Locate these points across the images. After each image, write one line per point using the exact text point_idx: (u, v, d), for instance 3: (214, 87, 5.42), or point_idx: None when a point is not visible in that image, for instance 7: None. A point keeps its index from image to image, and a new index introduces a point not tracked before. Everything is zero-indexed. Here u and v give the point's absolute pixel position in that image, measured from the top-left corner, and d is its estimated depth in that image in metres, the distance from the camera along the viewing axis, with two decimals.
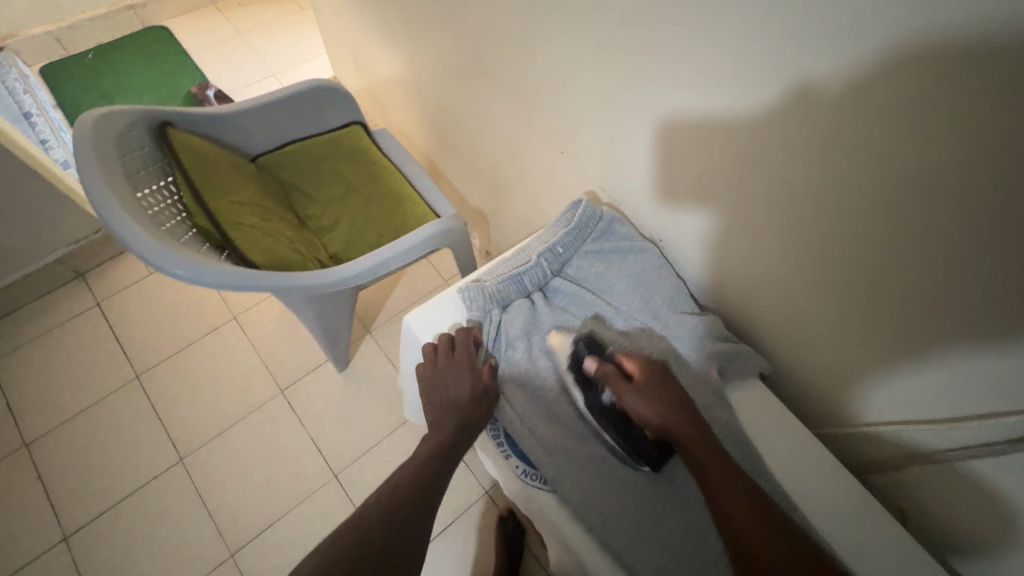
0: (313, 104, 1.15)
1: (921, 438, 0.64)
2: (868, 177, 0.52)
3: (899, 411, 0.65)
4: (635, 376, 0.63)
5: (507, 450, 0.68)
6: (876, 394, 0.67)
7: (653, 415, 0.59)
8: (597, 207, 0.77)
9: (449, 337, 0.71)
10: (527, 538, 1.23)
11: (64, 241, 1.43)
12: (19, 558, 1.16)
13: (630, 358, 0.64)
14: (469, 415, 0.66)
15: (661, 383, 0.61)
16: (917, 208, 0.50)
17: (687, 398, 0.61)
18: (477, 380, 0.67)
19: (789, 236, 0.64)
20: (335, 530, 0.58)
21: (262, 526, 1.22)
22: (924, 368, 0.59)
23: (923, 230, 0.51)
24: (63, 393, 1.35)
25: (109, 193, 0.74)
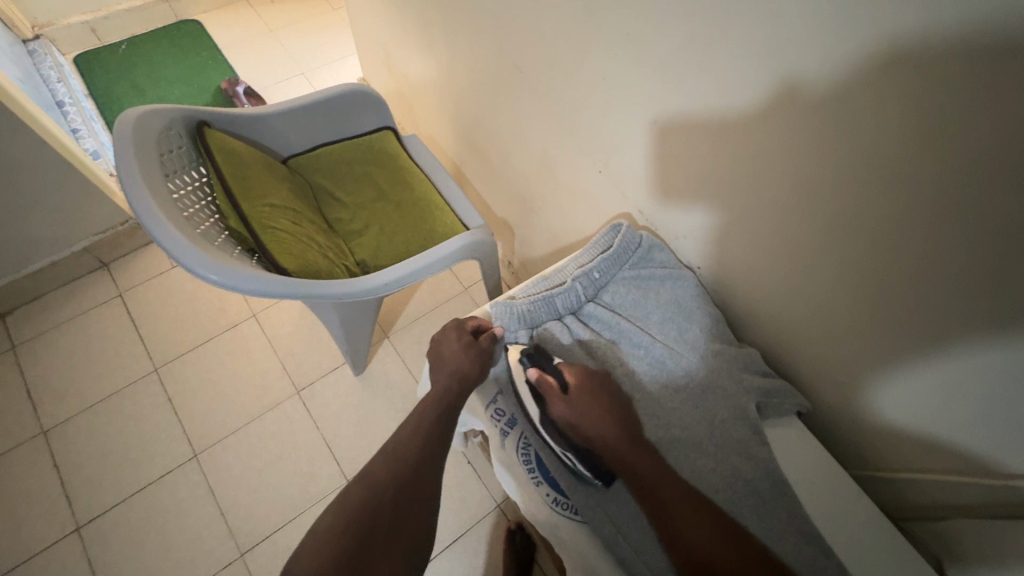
0: (346, 108, 1.15)
1: (969, 490, 0.61)
2: (929, 222, 0.50)
3: (952, 459, 0.63)
4: (569, 389, 0.62)
5: (538, 477, 0.66)
6: (923, 439, 0.65)
7: (593, 429, 0.60)
8: (637, 233, 0.75)
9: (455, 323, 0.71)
10: (537, 553, 1.22)
11: (93, 231, 1.44)
12: (32, 545, 1.17)
13: (569, 368, 0.64)
14: (465, 372, 0.67)
15: (594, 389, 0.62)
16: (982, 256, 0.48)
17: (625, 410, 0.62)
18: (467, 339, 0.69)
19: (840, 272, 0.62)
20: (343, 495, 0.55)
21: (273, 526, 1.22)
22: (982, 420, 0.57)
23: (991, 276, 0.48)
24: (83, 382, 1.35)
25: (146, 192, 0.74)
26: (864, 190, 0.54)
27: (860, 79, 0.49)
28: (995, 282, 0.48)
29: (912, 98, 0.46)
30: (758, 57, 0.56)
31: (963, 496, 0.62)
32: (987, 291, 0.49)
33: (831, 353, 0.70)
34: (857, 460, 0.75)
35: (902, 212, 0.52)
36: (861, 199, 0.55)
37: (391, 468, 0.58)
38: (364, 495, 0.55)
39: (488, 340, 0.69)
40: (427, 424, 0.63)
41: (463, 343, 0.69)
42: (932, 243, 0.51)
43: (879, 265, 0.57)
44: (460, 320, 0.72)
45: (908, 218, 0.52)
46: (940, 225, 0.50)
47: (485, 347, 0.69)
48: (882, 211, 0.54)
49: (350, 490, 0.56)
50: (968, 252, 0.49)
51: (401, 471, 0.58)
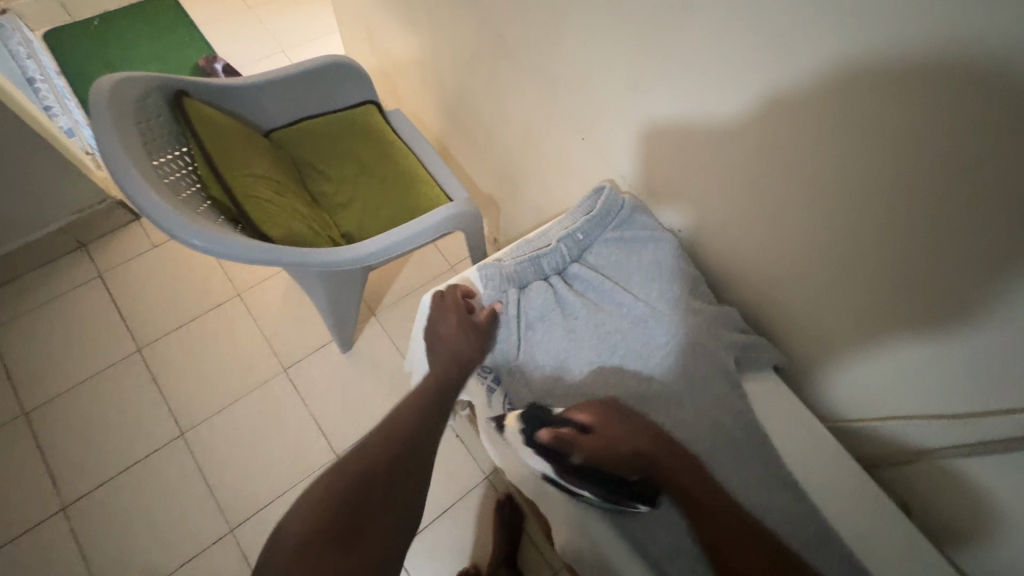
0: (327, 82, 1.13)
1: (944, 432, 0.63)
2: (891, 174, 0.52)
3: (915, 407, 0.65)
4: (589, 427, 0.58)
5: None
6: (886, 390, 0.67)
7: (626, 452, 0.57)
8: (619, 195, 0.74)
9: (453, 299, 0.69)
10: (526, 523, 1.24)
11: (68, 211, 1.41)
12: (17, 526, 1.16)
13: (584, 409, 0.60)
14: (466, 355, 0.66)
15: (617, 423, 0.59)
16: (943, 209, 0.50)
17: (651, 429, 0.59)
18: (466, 319, 0.68)
19: (811, 229, 0.63)
20: (339, 460, 0.55)
21: (263, 502, 1.23)
22: (953, 364, 0.58)
23: (948, 227, 0.50)
24: (63, 364, 1.33)
25: (124, 157, 0.73)
26: (835, 148, 0.55)
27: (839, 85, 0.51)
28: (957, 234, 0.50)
29: (877, 52, 0.47)
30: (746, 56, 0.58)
31: (939, 438, 0.64)
32: (949, 243, 0.51)
33: (808, 309, 0.71)
34: (830, 413, 0.78)
35: (871, 168, 0.53)
36: (831, 158, 0.56)
37: (387, 442, 0.57)
38: (359, 464, 0.55)
39: (488, 318, 0.68)
40: (424, 403, 0.63)
41: (463, 323, 0.67)
42: (897, 198, 0.52)
43: (849, 223, 0.59)
44: (455, 295, 0.70)
45: (875, 174, 0.53)
46: (905, 181, 0.51)
47: (484, 327, 0.68)
48: (853, 168, 0.55)
49: (345, 462, 0.55)
50: (932, 205, 0.50)
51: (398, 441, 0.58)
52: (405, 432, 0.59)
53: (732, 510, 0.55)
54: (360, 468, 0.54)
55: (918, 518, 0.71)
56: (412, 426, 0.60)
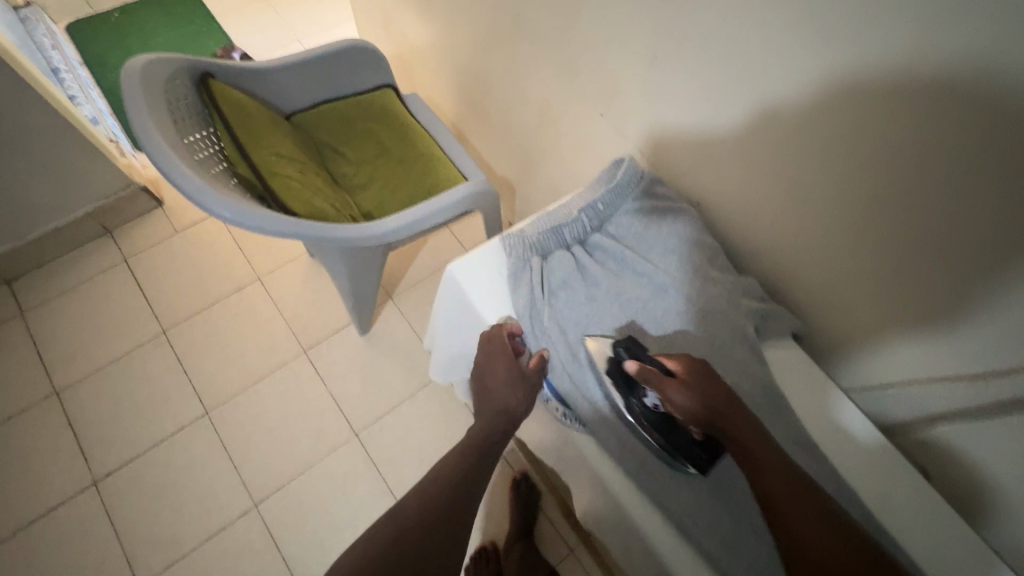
0: (347, 65, 1.15)
1: (973, 394, 0.62)
2: (915, 134, 0.53)
3: (930, 368, 0.65)
4: (677, 374, 0.58)
5: (547, 395, 0.70)
6: (904, 351, 0.68)
7: (699, 412, 0.56)
8: (639, 167, 0.75)
9: (502, 342, 0.67)
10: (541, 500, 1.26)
11: (95, 197, 1.44)
12: (51, 500, 1.21)
13: (673, 357, 0.59)
14: (512, 408, 0.66)
15: (705, 379, 0.57)
16: (972, 162, 0.50)
17: (734, 396, 0.57)
18: (515, 369, 0.66)
19: (833, 194, 0.64)
20: (375, 525, 0.60)
21: (286, 478, 1.26)
22: (986, 317, 0.57)
23: (971, 186, 0.51)
24: (92, 345, 1.37)
25: (157, 133, 0.76)
26: (862, 107, 0.56)
27: (829, 98, 0.58)
28: (985, 189, 0.50)
29: (904, 10, 0.48)
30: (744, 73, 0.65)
31: (969, 401, 0.62)
32: (976, 198, 0.51)
33: (829, 277, 0.72)
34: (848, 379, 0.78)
35: (896, 124, 0.54)
36: (858, 117, 0.57)
37: (422, 511, 0.60)
38: (393, 532, 0.58)
39: (536, 366, 0.67)
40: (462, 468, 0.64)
41: (511, 374, 0.66)
42: (924, 153, 0.53)
43: (873, 183, 0.59)
44: (503, 339, 0.67)
45: (902, 130, 0.54)
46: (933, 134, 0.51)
47: (531, 376, 0.67)
48: (879, 124, 0.55)
49: (380, 529, 0.59)
50: (960, 158, 0.51)
51: (432, 513, 0.60)
52: (440, 501, 0.61)
53: (807, 494, 0.51)
54: (394, 536, 0.58)
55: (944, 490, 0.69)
56: (446, 495, 0.62)
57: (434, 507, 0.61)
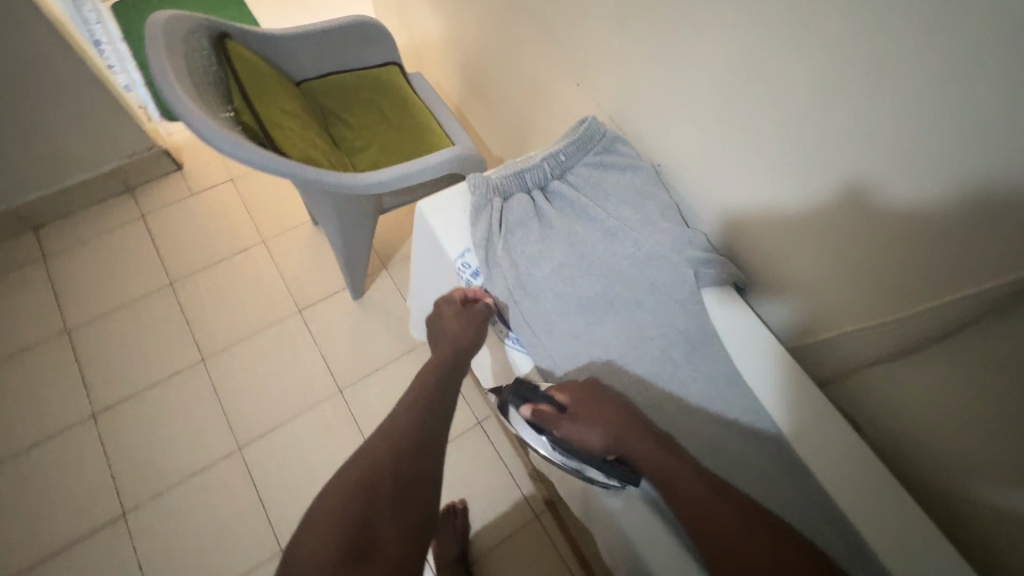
0: (356, 40, 1.24)
1: (905, 330, 0.62)
2: (825, 80, 0.57)
3: (897, 329, 0.63)
4: (566, 408, 0.64)
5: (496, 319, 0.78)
6: (871, 308, 0.65)
7: (597, 438, 0.61)
8: (601, 124, 0.81)
9: (450, 299, 0.77)
10: (519, 478, 1.31)
11: (120, 155, 1.55)
12: (52, 427, 1.29)
13: (559, 389, 0.65)
14: (465, 338, 0.75)
15: (592, 406, 0.63)
16: (874, 101, 0.54)
17: (622, 410, 0.63)
18: (463, 312, 0.77)
19: (771, 144, 0.67)
20: (344, 467, 0.60)
21: (271, 426, 1.32)
22: (970, 256, 0.53)
23: (874, 126, 0.55)
24: (104, 290, 1.47)
25: (170, 75, 0.85)
26: (780, 56, 0.60)
27: (786, 92, 0.62)
28: (881, 115, 0.54)
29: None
30: (749, 79, 0.65)
31: (906, 341, 0.62)
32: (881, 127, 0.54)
33: (786, 247, 0.73)
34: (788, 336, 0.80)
35: (814, 68, 0.57)
36: (784, 67, 0.61)
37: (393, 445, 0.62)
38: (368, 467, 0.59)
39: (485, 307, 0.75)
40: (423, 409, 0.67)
41: (460, 316, 0.76)
42: (835, 93, 0.57)
43: (801, 126, 0.62)
44: (449, 295, 0.78)
45: (819, 75, 0.57)
46: (843, 66, 0.55)
47: (479, 311, 0.76)
48: (797, 60, 0.59)
49: (353, 467, 0.59)
50: (872, 94, 0.54)
51: (402, 444, 0.62)
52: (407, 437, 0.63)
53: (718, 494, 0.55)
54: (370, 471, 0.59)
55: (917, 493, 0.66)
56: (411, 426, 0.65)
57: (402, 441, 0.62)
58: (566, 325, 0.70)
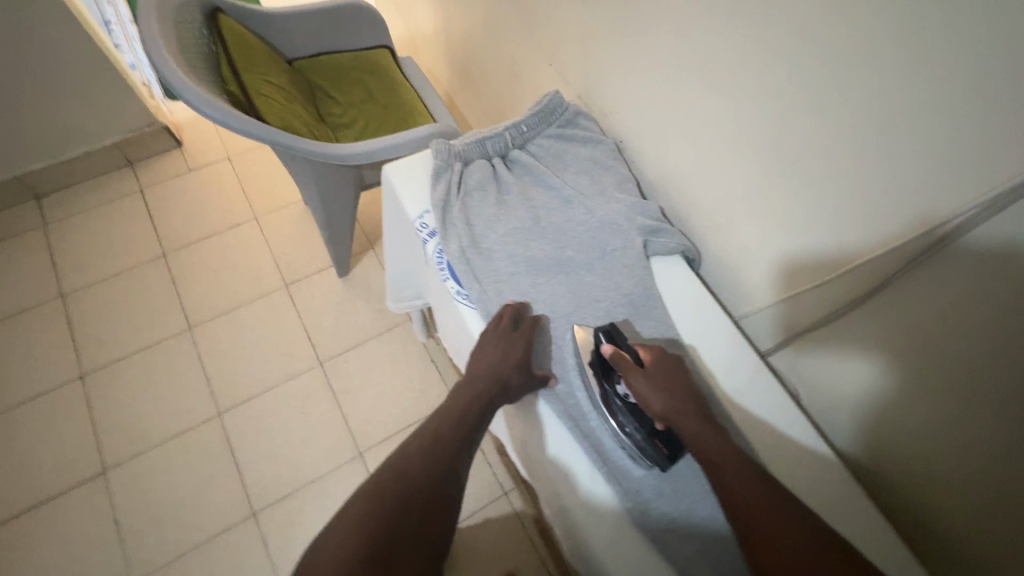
0: (347, 21, 1.28)
1: (843, 290, 0.63)
2: (768, 46, 0.61)
3: (911, 355, 0.58)
4: (645, 364, 0.62)
5: (446, 275, 0.75)
6: (876, 326, 0.61)
7: (662, 401, 0.59)
8: (564, 100, 0.84)
9: (511, 316, 0.68)
10: (491, 456, 1.33)
11: (122, 129, 1.61)
12: (41, 386, 1.34)
13: (645, 349, 0.64)
14: (511, 377, 0.65)
15: (671, 375, 0.61)
16: (808, 64, 0.57)
17: (698, 394, 0.60)
18: (516, 340, 0.67)
19: (727, 115, 0.69)
20: (377, 475, 0.56)
21: (251, 394, 1.36)
22: (1000, 323, 0.49)
23: (811, 86, 0.58)
24: (101, 258, 1.52)
25: (159, 40, 0.90)
26: (731, 23, 0.64)
27: (775, 79, 0.61)
28: (822, 85, 0.57)
29: None
30: (784, 86, 0.61)
31: (848, 300, 0.63)
32: (827, 91, 0.57)
33: (769, 238, 0.71)
34: (736, 306, 0.82)
35: (758, 36, 0.61)
36: (732, 35, 0.64)
37: (426, 469, 0.57)
38: (403, 485, 0.54)
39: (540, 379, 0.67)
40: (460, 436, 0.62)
41: (512, 342, 0.67)
42: (777, 59, 0.60)
43: (745, 92, 0.65)
44: (508, 313, 0.68)
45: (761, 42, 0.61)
46: (787, 35, 0.58)
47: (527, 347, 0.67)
48: (743, 32, 0.63)
49: (386, 478, 0.55)
50: (808, 55, 0.57)
51: (436, 469, 0.57)
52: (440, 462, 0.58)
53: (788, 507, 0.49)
54: (402, 487, 0.54)
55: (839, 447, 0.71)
56: (447, 451, 0.59)
57: (436, 466, 0.57)
58: (516, 285, 0.72)
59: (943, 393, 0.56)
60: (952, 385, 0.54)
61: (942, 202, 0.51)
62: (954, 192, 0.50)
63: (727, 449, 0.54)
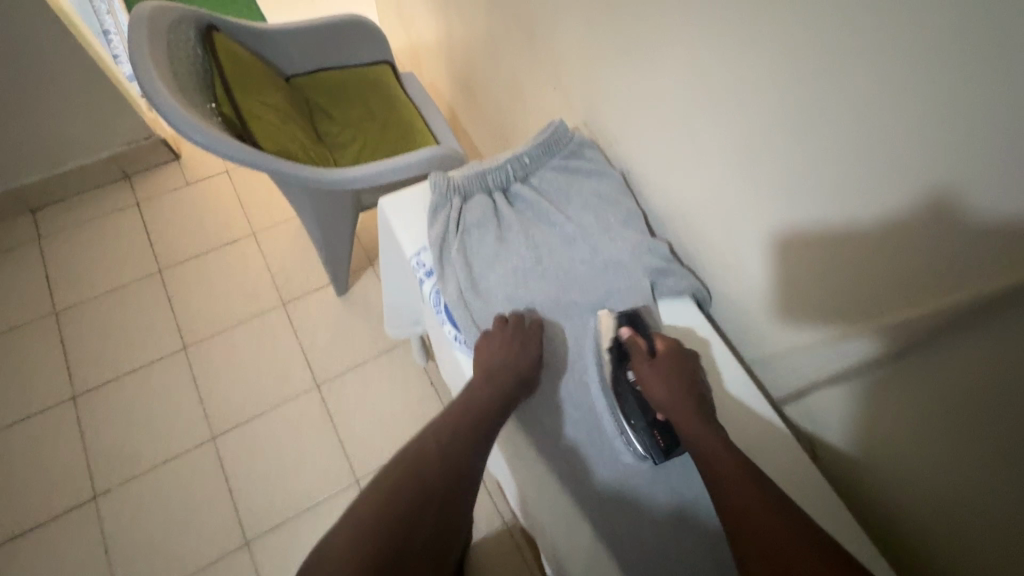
0: (346, 37, 1.24)
1: (857, 354, 0.58)
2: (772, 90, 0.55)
3: (932, 427, 0.53)
4: (656, 354, 0.64)
5: (443, 318, 0.72)
6: (889, 393, 0.56)
7: (669, 391, 0.60)
8: (568, 130, 0.80)
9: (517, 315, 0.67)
10: (490, 483, 1.29)
11: (118, 143, 1.58)
12: (32, 407, 1.31)
13: (660, 338, 0.66)
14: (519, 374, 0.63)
15: (682, 367, 0.62)
16: (815, 113, 0.52)
17: (704, 390, 0.61)
18: (522, 337, 0.65)
19: (732, 157, 0.64)
20: (392, 464, 0.55)
21: (245, 418, 1.33)
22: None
23: (819, 137, 0.53)
24: (95, 274, 1.49)
25: (149, 63, 0.86)
26: (734, 63, 0.59)
27: (780, 125, 0.56)
28: (830, 137, 0.52)
29: None
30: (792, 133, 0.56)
31: (863, 364, 0.58)
32: (837, 143, 0.51)
33: (779, 287, 0.67)
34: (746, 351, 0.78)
35: (763, 79, 0.56)
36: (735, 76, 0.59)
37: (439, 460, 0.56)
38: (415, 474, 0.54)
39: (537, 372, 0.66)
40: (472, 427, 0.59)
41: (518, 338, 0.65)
42: (782, 105, 0.55)
43: (751, 136, 0.61)
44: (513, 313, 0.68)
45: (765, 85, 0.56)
46: (796, 77, 0.53)
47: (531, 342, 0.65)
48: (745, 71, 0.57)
49: (400, 467, 0.55)
50: (814, 103, 0.52)
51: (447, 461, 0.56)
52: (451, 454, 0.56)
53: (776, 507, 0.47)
54: (412, 476, 0.53)
55: (860, 510, 0.66)
56: (458, 444, 0.57)
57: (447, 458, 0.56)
58: None
59: (969, 472, 0.50)
60: (980, 465, 0.49)
61: (967, 276, 0.45)
62: (982, 266, 0.43)
63: (722, 445, 0.54)
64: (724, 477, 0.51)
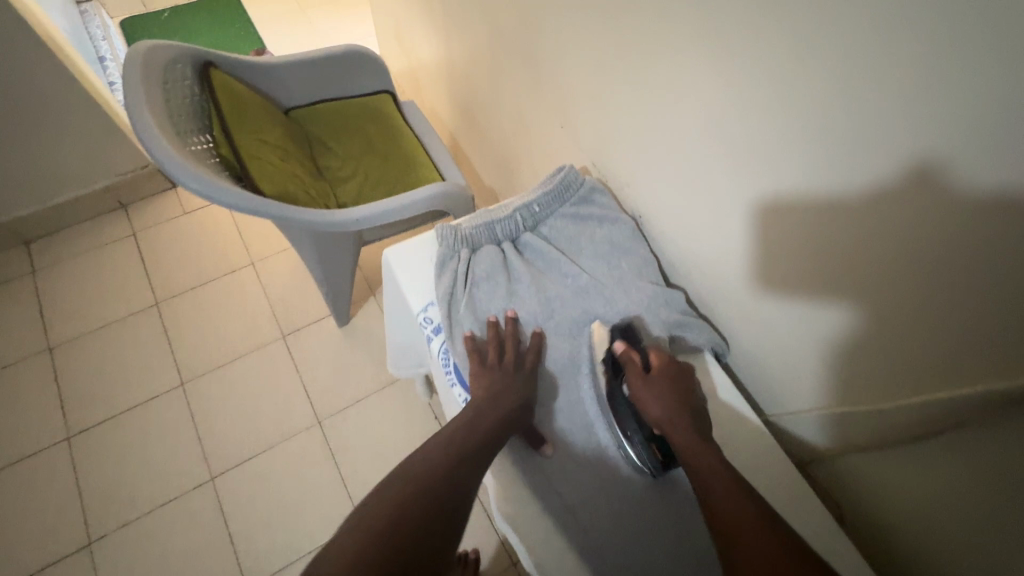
0: (346, 68, 1.22)
1: (900, 423, 0.55)
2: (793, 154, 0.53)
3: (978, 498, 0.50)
4: (652, 369, 0.61)
5: (453, 379, 0.69)
6: (937, 459, 0.54)
7: (661, 408, 0.58)
8: (580, 175, 0.78)
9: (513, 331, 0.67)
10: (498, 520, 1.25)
11: (113, 173, 1.55)
12: (25, 449, 1.27)
13: (656, 352, 0.63)
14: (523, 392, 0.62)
15: (677, 385, 0.60)
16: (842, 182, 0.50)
17: (701, 409, 0.59)
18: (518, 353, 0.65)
19: (749, 214, 0.62)
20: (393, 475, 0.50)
21: (245, 456, 1.29)
22: None
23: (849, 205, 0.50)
24: (90, 308, 1.46)
25: (145, 108, 0.83)
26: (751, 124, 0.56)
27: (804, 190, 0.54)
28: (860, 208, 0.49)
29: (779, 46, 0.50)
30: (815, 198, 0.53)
31: (904, 431, 0.55)
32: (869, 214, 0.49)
33: (802, 349, 0.64)
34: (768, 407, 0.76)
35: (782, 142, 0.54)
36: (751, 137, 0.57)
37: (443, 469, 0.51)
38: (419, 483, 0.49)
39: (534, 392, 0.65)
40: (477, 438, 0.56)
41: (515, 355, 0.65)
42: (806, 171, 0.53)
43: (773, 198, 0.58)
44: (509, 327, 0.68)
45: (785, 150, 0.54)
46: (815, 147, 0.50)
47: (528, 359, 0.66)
48: (765, 129, 0.55)
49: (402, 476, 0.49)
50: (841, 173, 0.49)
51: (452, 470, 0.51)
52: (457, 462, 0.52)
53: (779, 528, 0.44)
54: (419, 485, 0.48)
55: None
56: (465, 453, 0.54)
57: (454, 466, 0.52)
58: None
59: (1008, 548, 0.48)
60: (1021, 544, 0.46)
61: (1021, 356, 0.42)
62: None
63: (721, 465, 0.51)
64: (717, 495, 0.48)
